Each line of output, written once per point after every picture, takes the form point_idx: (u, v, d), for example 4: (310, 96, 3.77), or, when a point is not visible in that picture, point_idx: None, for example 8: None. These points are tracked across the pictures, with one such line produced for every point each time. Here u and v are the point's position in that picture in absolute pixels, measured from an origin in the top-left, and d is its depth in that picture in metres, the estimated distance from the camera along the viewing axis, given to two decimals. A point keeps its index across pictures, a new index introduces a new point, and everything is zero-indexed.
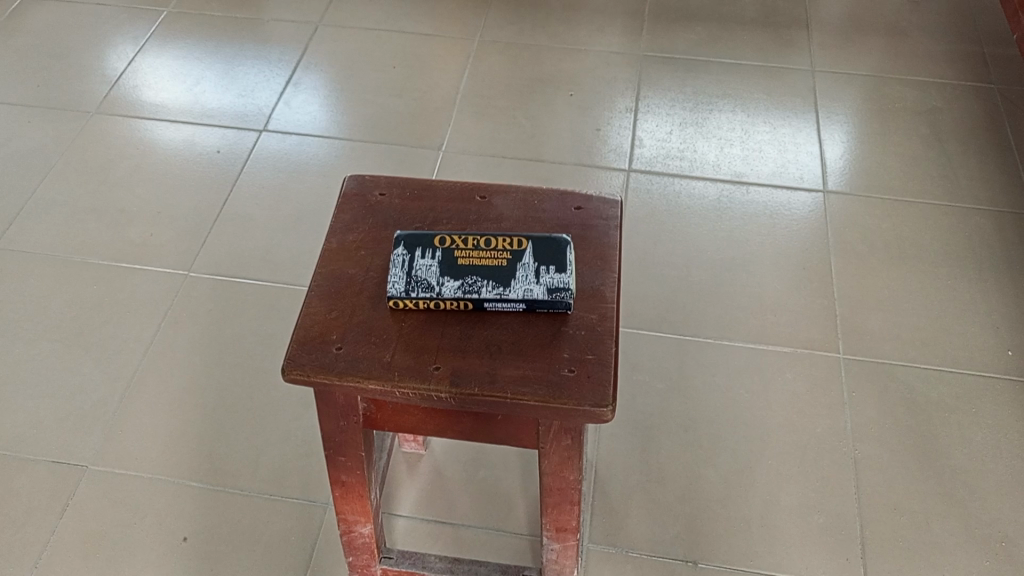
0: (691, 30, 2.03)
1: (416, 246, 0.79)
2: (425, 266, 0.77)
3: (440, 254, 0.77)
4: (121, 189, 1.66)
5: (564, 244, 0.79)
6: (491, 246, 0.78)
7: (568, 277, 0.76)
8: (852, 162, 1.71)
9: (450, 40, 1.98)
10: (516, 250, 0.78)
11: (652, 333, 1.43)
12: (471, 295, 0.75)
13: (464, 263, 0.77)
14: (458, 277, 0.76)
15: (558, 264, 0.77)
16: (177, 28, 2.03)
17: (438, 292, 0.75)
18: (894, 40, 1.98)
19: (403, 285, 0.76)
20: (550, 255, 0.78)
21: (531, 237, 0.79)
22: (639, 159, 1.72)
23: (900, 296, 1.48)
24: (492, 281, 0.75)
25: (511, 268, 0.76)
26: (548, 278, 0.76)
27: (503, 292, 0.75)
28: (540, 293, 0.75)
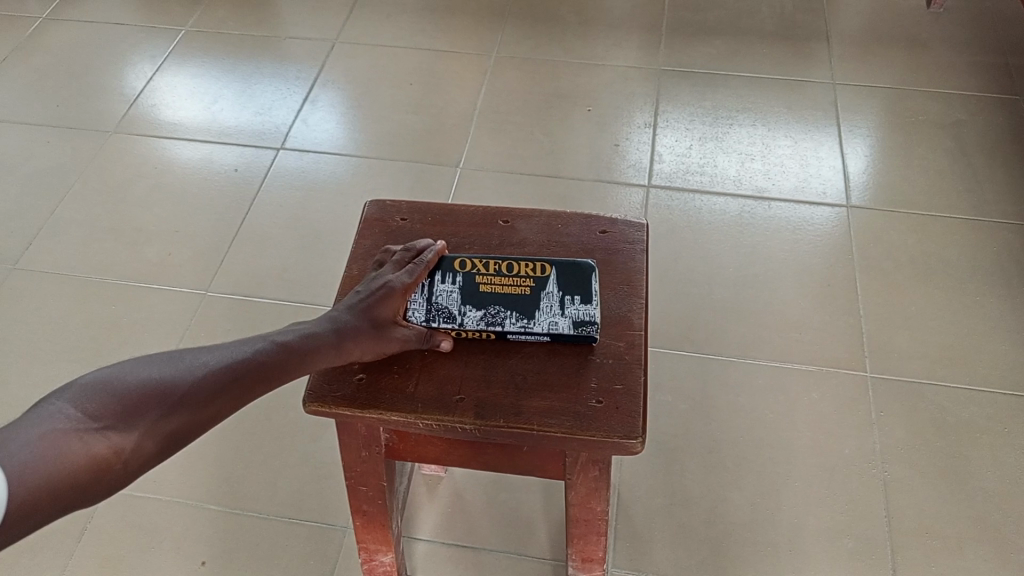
0: (710, 43, 2.01)
1: (435, 271, 0.78)
2: (445, 292, 0.76)
3: (461, 279, 0.77)
4: (140, 209, 1.66)
5: (587, 271, 0.77)
6: (513, 271, 0.77)
7: (593, 309, 0.75)
8: (875, 177, 1.68)
9: (467, 57, 1.97)
10: (539, 277, 0.77)
11: (674, 352, 1.40)
12: (493, 327, 0.74)
13: (486, 292, 0.76)
14: (480, 307, 0.75)
15: (583, 295, 0.75)
16: (194, 46, 2.04)
17: (460, 322, 0.74)
18: (915, 51, 1.95)
19: (423, 313, 0.75)
20: (575, 284, 0.76)
21: (555, 262, 0.78)
22: (658, 175, 1.70)
23: (927, 313, 1.45)
24: (516, 312, 0.74)
25: (535, 296, 0.75)
26: (573, 310, 0.74)
27: (526, 324, 0.74)
28: (565, 326, 0.73)
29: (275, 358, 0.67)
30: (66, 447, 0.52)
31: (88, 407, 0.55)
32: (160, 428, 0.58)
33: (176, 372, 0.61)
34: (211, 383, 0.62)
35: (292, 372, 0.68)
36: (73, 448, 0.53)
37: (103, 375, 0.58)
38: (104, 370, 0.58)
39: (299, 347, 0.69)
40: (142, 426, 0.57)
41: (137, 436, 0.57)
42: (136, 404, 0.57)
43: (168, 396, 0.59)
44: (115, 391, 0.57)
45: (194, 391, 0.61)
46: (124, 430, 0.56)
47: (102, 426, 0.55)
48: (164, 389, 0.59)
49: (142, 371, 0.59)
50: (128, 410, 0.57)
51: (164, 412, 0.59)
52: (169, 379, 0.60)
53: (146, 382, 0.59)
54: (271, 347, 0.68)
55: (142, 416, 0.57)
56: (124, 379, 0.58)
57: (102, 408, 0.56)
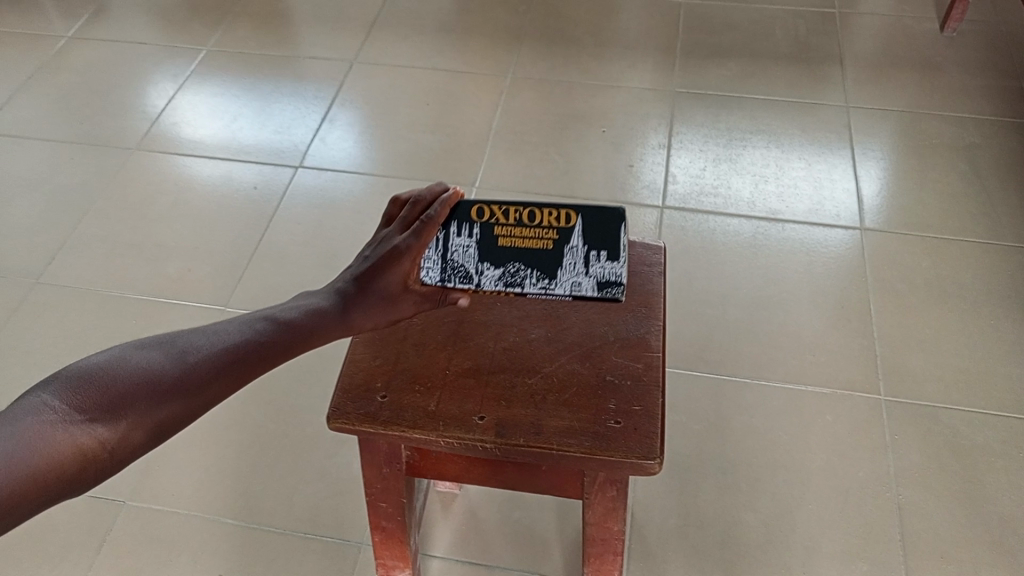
0: (724, 65, 2.03)
1: (452, 218, 0.76)
2: (463, 247, 0.76)
3: (478, 233, 0.75)
4: (160, 225, 1.68)
5: (616, 219, 0.73)
6: (535, 222, 0.74)
7: (618, 266, 0.76)
8: (889, 200, 1.69)
9: (483, 77, 2.00)
10: (563, 228, 0.73)
11: (688, 372, 1.41)
12: (514, 285, 0.78)
13: (508, 246, 0.76)
14: (500, 264, 0.77)
15: (610, 251, 0.75)
16: (214, 66, 2.07)
17: (481, 280, 0.78)
18: (928, 73, 1.96)
19: (440, 271, 0.78)
20: (600, 235, 0.74)
21: (581, 208, 0.73)
22: (672, 196, 1.71)
23: (941, 336, 1.45)
24: (537, 271, 0.77)
25: (559, 252, 0.75)
26: (597, 268, 0.76)
27: (547, 284, 0.77)
28: (587, 285, 0.78)
29: (273, 337, 0.69)
30: (49, 438, 0.53)
31: (72, 399, 0.56)
32: (150, 417, 0.58)
33: (169, 360, 0.62)
34: (204, 367, 0.63)
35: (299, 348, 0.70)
36: (57, 439, 0.53)
37: (90, 368, 0.58)
38: (91, 362, 0.59)
39: (297, 325, 0.71)
40: (130, 416, 0.57)
41: (125, 427, 0.57)
42: (123, 396, 0.58)
43: (157, 384, 0.60)
44: (101, 383, 0.57)
45: (187, 376, 0.62)
46: (110, 419, 0.56)
47: (88, 419, 0.55)
48: (152, 377, 0.60)
49: (131, 362, 0.60)
50: (116, 400, 0.57)
51: (154, 400, 0.59)
52: (160, 368, 0.61)
53: (134, 372, 0.59)
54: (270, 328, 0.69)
55: (130, 408, 0.57)
56: (113, 370, 0.59)
57: (86, 401, 0.56)
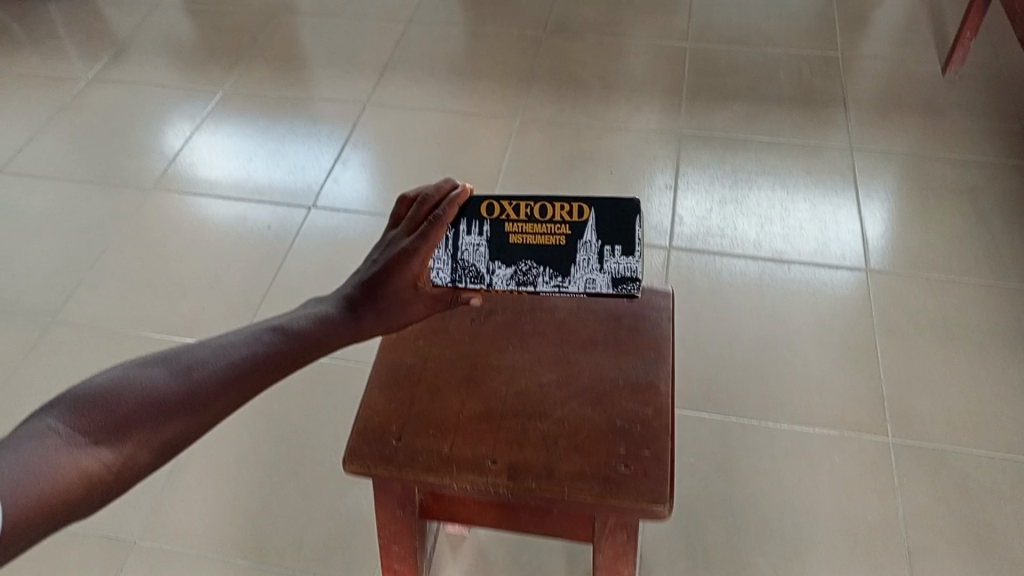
0: (729, 107, 2.06)
1: (462, 216, 0.82)
2: (475, 245, 0.82)
3: (490, 230, 0.81)
4: (175, 264, 1.71)
5: (628, 212, 0.79)
6: (546, 218, 0.81)
7: (634, 261, 0.80)
8: (894, 241, 1.71)
9: (493, 119, 2.04)
10: (575, 223, 0.80)
11: (696, 413, 1.42)
12: (528, 284, 0.82)
13: (519, 243, 0.81)
14: (512, 263, 0.82)
15: (625, 246, 0.80)
16: (231, 107, 2.12)
17: (494, 279, 0.82)
18: (931, 116, 1.99)
19: (450, 271, 0.82)
20: (611, 230, 0.80)
21: (593, 202, 0.80)
22: (679, 236, 1.74)
23: (948, 376, 1.46)
24: (551, 269, 0.81)
25: (571, 247, 0.81)
26: (610, 264, 0.81)
27: (562, 281, 0.81)
28: (602, 281, 0.81)
29: (282, 348, 0.72)
30: (55, 462, 0.54)
31: (78, 422, 0.57)
32: (154, 437, 0.61)
33: (176, 378, 0.64)
34: (209, 383, 0.65)
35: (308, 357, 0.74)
36: (62, 462, 0.55)
37: (94, 389, 0.60)
38: (96, 382, 0.61)
39: (303, 333, 0.74)
40: (135, 437, 0.60)
41: (130, 448, 0.59)
42: (128, 417, 0.60)
43: (161, 404, 0.62)
44: (106, 405, 0.59)
45: (192, 394, 0.64)
46: (114, 442, 0.58)
47: (93, 442, 0.57)
48: (159, 396, 0.62)
49: (135, 381, 0.62)
50: (120, 422, 0.59)
51: (157, 420, 0.61)
52: (165, 387, 0.63)
53: (138, 392, 0.61)
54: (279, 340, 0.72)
55: (135, 429, 0.60)
56: (119, 391, 0.61)
57: (91, 423, 0.58)
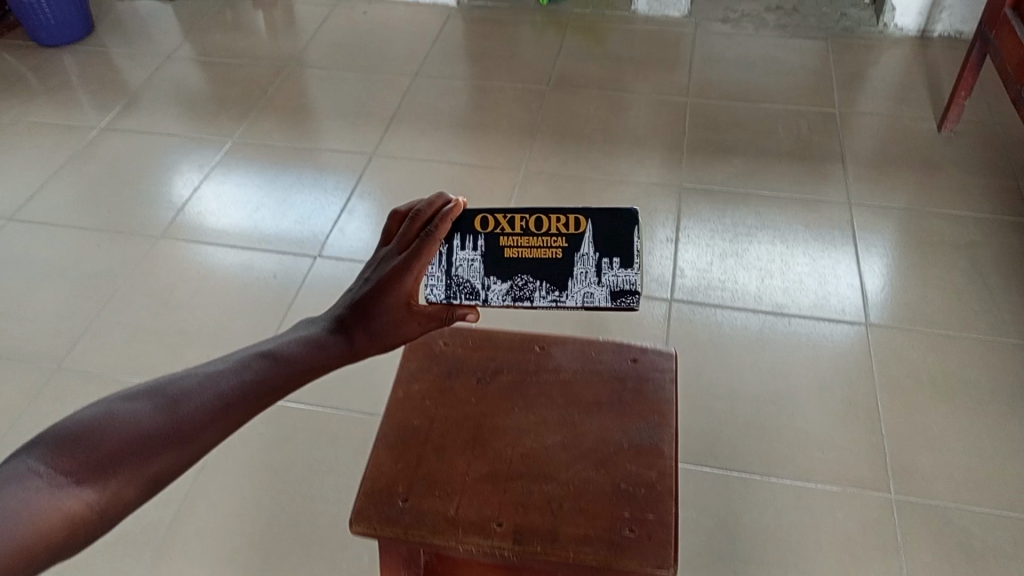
0: (729, 162, 2.10)
1: (457, 231, 0.88)
2: (470, 260, 0.88)
3: (484, 245, 0.88)
4: (180, 312, 1.73)
5: (624, 222, 0.86)
6: (542, 231, 0.87)
7: (630, 273, 0.87)
8: (893, 295, 1.73)
9: (497, 171, 2.07)
10: (571, 235, 0.87)
11: (697, 467, 1.42)
12: (524, 299, 0.89)
13: (514, 258, 0.88)
14: (507, 278, 0.88)
15: (623, 258, 0.87)
16: (239, 158, 2.15)
17: (488, 294, 0.89)
18: (927, 172, 2.03)
19: (444, 287, 0.89)
20: (606, 241, 0.87)
21: (588, 214, 0.87)
22: (680, 288, 1.76)
23: (948, 432, 1.46)
24: (547, 283, 0.88)
25: (568, 260, 0.87)
26: (608, 278, 0.87)
27: (558, 295, 0.89)
28: (599, 296, 0.88)
29: (273, 373, 0.72)
30: (34, 505, 0.52)
31: (61, 460, 0.56)
32: (141, 472, 0.59)
33: (162, 411, 0.63)
34: (199, 414, 0.65)
35: (301, 379, 0.74)
36: (43, 506, 0.53)
37: (77, 427, 0.59)
38: (78, 419, 0.60)
39: (295, 357, 0.75)
40: (120, 475, 0.58)
41: (116, 486, 0.57)
42: (113, 455, 0.58)
43: (147, 438, 0.61)
44: (89, 443, 0.58)
45: (180, 426, 0.63)
46: (100, 480, 0.56)
47: (75, 482, 0.55)
48: (145, 430, 0.61)
49: (120, 417, 0.61)
50: (104, 460, 0.57)
51: (144, 454, 0.60)
52: (150, 422, 0.62)
53: (124, 428, 0.60)
54: (269, 366, 0.73)
55: (120, 466, 0.58)
56: (103, 428, 0.59)
57: (75, 462, 0.56)
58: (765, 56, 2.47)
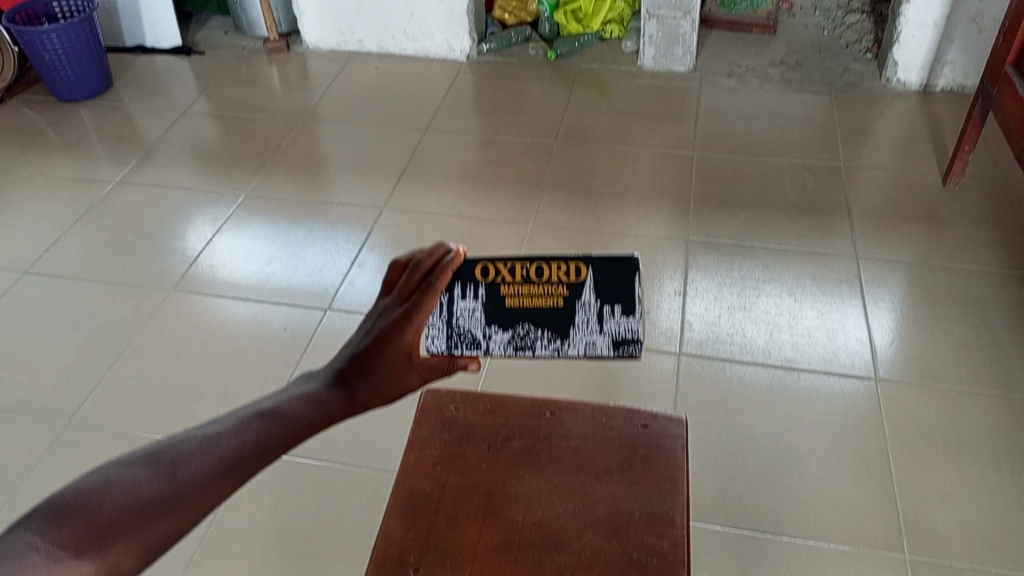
0: (736, 215, 2.12)
1: (456, 280, 0.88)
2: (471, 309, 0.88)
3: (485, 294, 0.88)
4: (192, 365, 1.74)
5: (625, 268, 0.87)
6: (542, 279, 0.87)
7: (631, 319, 0.88)
8: (902, 349, 1.73)
9: (506, 224, 2.09)
10: (573, 283, 0.87)
11: (708, 526, 1.41)
12: (526, 348, 0.89)
13: (515, 306, 0.88)
14: (509, 327, 0.88)
15: (624, 305, 0.87)
16: (252, 211, 2.18)
17: (491, 344, 0.89)
18: (933, 226, 2.04)
19: (445, 339, 0.89)
20: (607, 289, 0.87)
21: (590, 261, 0.87)
22: (689, 342, 1.76)
23: (961, 490, 1.45)
24: (549, 332, 0.88)
25: (570, 308, 0.87)
26: (610, 326, 0.88)
27: (560, 344, 0.89)
28: (601, 344, 0.89)
29: (272, 433, 0.74)
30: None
31: (61, 531, 0.57)
32: (140, 540, 0.61)
33: (158, 477, 0.65)
34: (197, 479, 0.66)
35: (299, 436, 0.76)
36: None
37: (76, 496, 0.60)
38: (76, 489, 0.61)
39: (294, 416, 0.76)
40: (119, 544, 0.59)
41: (117, 555, 0.59)
42: (112, 524, 0.60)
43: (145, 506, 0.63)
44: (87, 513, 0.59)
45: (178, 492, 0.65)
46: (98, 551, 0.58)
47: (76, 554, 0.56)
48: (143, 498, 0.63)
49: (119, 486, 0.63)
50: (104, 530, 0.59)
51: (142, 522, 0.62)
52: (146, 489, 0.64)
53: (123, 497, 0.62)
54: (266, 427, 0.74)
55: (119, 535, 0.60)
56: (101, 498, 0.61)
57: (73, 533, 0.57)
58: (770, 110, 2.51)
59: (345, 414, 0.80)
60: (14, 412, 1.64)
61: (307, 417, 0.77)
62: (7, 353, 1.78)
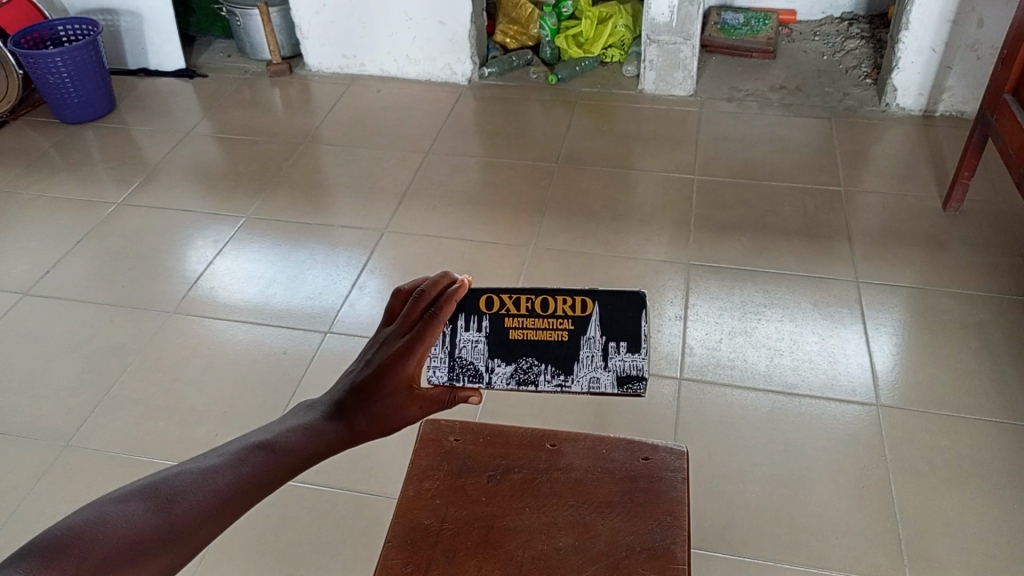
0: (736, 239, 2.12)
1: (461, 312, 0.88)
2: (475, 340, 0.88)
3: (489, 326, 0.88)
4: (190, 388, 1.74)
5: (632, 305, 0.87)
6: (547, 313, 0.87)
7: (636, 358, 0.87)
8: (903, 374, 1.72)
9: (507, 247, 2.10)
10: (577, 317, 0.87)
11: (709, 553, 1.40)
12: (529, 382, 0.88)
13: (519, 339, 0.88)
14: (512, 360, 0.88)
15: (630, 342, 0.87)
16: (253, 232, 2.19)
17: (492, 377, 0.89)
18: (934, 250, 2.04)
19: (447, 370, 0.89)
20: (613, 325, 0.87)
21: (596, 296, 0.87)
22: (690, 367, 1.76)
23: (965, 518, 1.44)
24: (553, 366, 0.88)
25: (575, 343, 0.88)
26: (614, 362, 0.87)
27: (563, 379, 0.88)
28: (605, 380, 0.88)
29: (269, 466, 0.73)
30: None
31: (53, 571, 0.55)
32: None
33: (151, 515, 0.63)
34: (191, 514, 0.65)
35: (296, 469, 0.75)
36: None
37: (67, 534, 0.58)
38: (67, 526, 0.59)
39: (291, 448, 0.76)
40: None
41: None
42: (104, 562, 0.58)
43: (138, 543, 0.61)
44: (79, 550, 0.57)
45: (173, 528, 0.64)
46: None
47: None
48: (136, 536, 0.61)
49: (111, 523, 0.61)
50: (96, 568, 0.57)
51: (135, 560, 0.60)
52: (139, 526, 0.62)
53: (115, 534, 0.60)
54: (264, 459, 0.73)
55: (113, 573, 0.58)
56: (93, 535, 0.59)
57: (64, 572, 0.55)
58: (770, 134, 2.52)
59: (342, 447, 0.80)
60: (12, 436, 1.64)
61: (304, 449, 0.76)
62: (5, 376, 1.78)
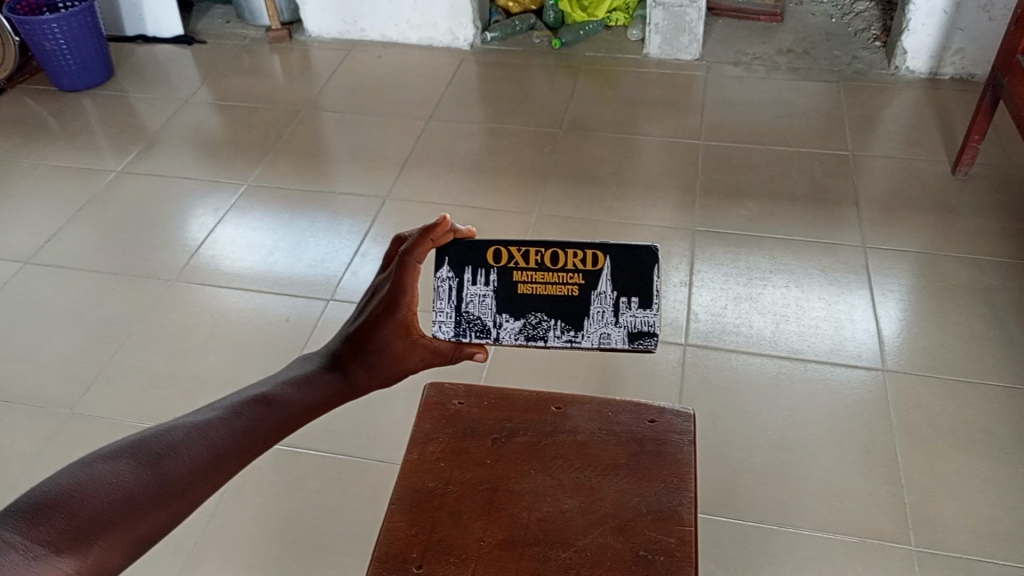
0: (743, 205, 2.09)
1: (468, 265, 0.87)
2: (483, 296, 0.87)
3: (498, 281, 0.86)
4: (193, 357, 1.73)
5: (644, 259, 0.85)
6: (557, 268, 0.86)
7: (648, 314, 0.86)
8: (910, 340, 1.71)
9: (510, 214, 2.07)
10: (588, 272, 0.85)
11: (714, 517, 1.40)
12: (537, 339, 0.88)
13: (528, 294, 0.87)
14: (521, 316, 0.87)
15: (641, 298, 0.85)
16: (255, 201, 2.17)
17: (501, 334, 0.87)
18: (943, 216, 2.02)
19: (454, 326, 0.88)
20: (625, 279, 0.85)
21: (608, 250, 0.85)
22: (695, 333, 1.75)
23: (971, 483, 1.43)
24: (563, 322, 0.87)
25: (585, 298, 0.86)
26: (625, 319, 0.86)
27: (573, 335, 0.87)
28: (616, 337, 0.87)
29: (268, 419, 0.73)
30: None
31: (40, 528, 0.54)
32: (127, 534, 0.58)
33: (143, 471, 0.63)
34: (185, 470, 0.65)
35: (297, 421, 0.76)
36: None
37: (56, 491, 0.57)
38: (56, 484, 0.58)
39: (290, 401, 0.77)
40: (104, 539, 0.56)
41: (103, 550, 0.56)
42: (96, 520, 0.57)
43: (130, 500, 0.60)
44: (68, 509, 0.56)
45: (167, 484, 0.63)
46: (84, 547, 0.55)
47: (58, 550, 0.53)
48: (127, 493, 0.60)
49: (102, 479, 0.60)
50: (87, 526, 0.56)
51: (129, 516, 0.59)
52: (130, 482, 0.61)
53: (106, 491, 0.59)
54: (261, 412, 0.73)
55: (104, 530, 0.57)
56: (83, 492, 0.58)
57: (54, 530, 0.54)
58: (777, 99, 2.48)
59: (344, 398, 0.82)
60: (16, 404, 1.64)
61: (303, 401, 0.77)
62: (8, 345, 1.77)
